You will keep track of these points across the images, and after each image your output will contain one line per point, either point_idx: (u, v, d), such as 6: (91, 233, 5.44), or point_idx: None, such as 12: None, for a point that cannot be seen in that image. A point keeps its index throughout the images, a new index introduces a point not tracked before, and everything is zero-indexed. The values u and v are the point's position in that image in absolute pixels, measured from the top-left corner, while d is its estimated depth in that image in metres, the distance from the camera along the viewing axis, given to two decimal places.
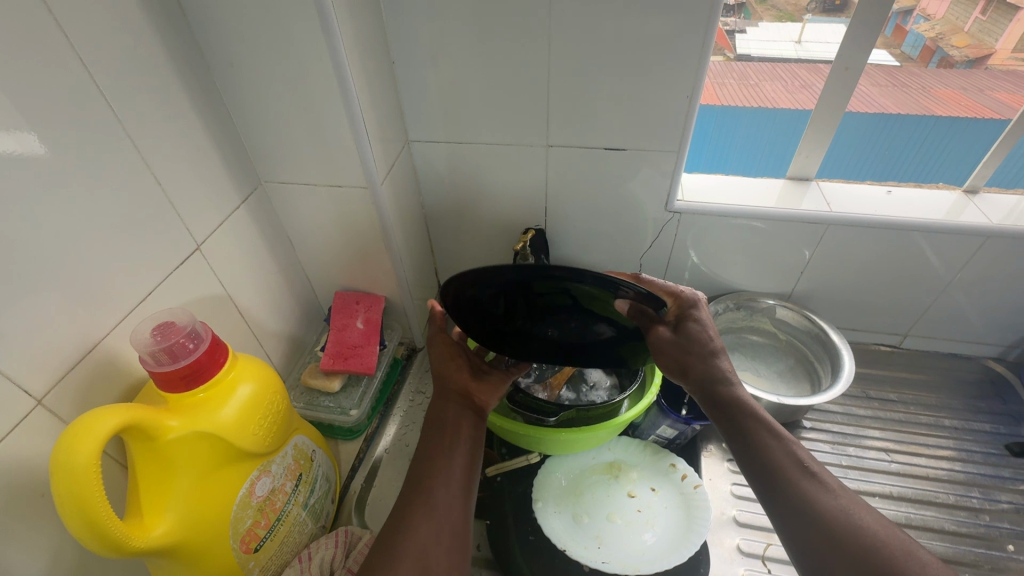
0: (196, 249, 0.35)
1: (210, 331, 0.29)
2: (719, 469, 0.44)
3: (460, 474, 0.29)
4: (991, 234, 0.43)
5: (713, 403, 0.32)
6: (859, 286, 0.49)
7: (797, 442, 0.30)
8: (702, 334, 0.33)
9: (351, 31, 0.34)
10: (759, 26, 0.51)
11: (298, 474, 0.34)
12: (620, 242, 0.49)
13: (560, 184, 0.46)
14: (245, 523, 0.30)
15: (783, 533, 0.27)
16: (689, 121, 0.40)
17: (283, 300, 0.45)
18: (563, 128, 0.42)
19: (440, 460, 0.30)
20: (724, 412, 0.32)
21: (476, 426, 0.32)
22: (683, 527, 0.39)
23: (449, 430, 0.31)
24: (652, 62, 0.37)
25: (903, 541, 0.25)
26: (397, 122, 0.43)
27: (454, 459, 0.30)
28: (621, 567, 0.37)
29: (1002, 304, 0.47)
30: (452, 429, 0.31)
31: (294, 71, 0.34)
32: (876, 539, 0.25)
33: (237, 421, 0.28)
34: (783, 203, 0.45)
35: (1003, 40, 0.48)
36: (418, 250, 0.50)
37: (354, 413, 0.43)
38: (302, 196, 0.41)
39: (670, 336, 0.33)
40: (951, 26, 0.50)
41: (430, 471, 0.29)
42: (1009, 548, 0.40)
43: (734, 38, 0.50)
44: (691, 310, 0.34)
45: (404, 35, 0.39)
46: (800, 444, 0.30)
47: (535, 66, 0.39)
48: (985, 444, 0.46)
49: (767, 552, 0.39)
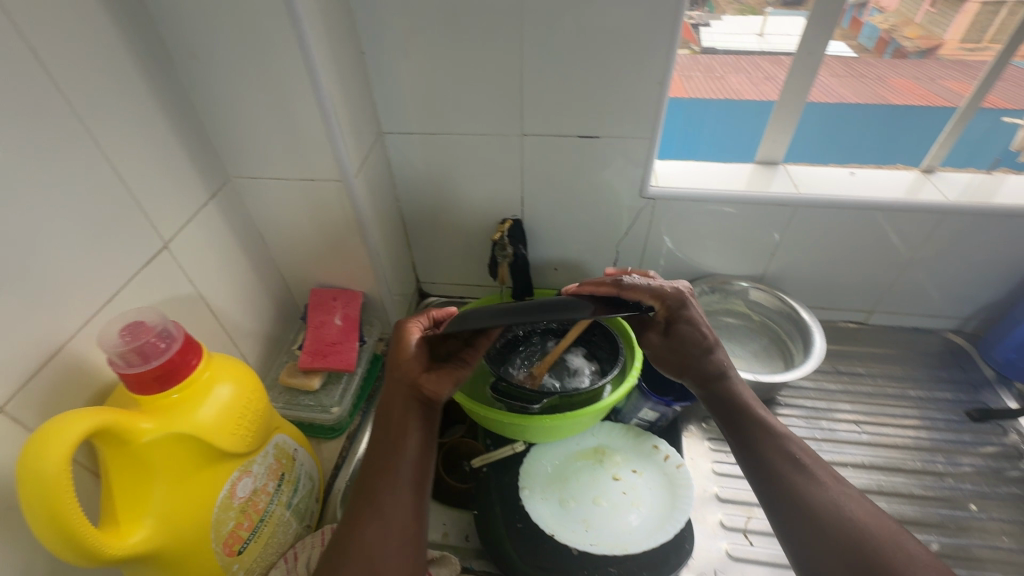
0: (163, 248, 0.34)
1: (182, 330, 0.28)
2: (701, 448, 0.45)
3: (408, 472, 0.30)
4: (948, 211, 0.45)
5: (710, 398, 0.36)
6: (828, 265, 0.51)
7: (793, 436, 0.32)
8: (694, 334, 0.37)
9: (319, 21, 0.33)
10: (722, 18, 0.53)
11: (280, 474, 0.33)
12: (597, 229, 0.50)
13: (535, 174, 0.46)
14: (228, 526, 0.29)
15: (766, 512, 0.30)
16: (660, 109, 0.40)
17: (258, 299, 0.44)
18: (537, 118, 0.42)
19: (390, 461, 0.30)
20: (720, 405, 0.35)
21: (423, 421, 0.32)
22: (667, 506, 0.39)
23: (395, 429, 0.31)
24: (623, 51, 0.38)
25: (889, 529, 0.27)
26: (368, 114, 0.42)
27: (403, 458, 0.30)
28: (609, 547, 0.37)
29: (960, 277, 0.50)
30: (401, 425, 0.31)
31: (261, 62, 0.33)
32: (859, 527, 0.27)
33: (215, 422, 0.27)
34: (753, 186, 0.47)
35: (952, 31, 0.50)
36: (395, 244, 0.50)
37: (334, 410, 0.43)
38: (274, 191, 0.40)
39: (660, 341, 0.38)
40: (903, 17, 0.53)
41: (379, 473, 0.30)
42: (972, 508, 0.42)
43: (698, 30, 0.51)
44: (680, 310, 0.37)
45: (374, 24, 0.38)
46: (795, 439, 0.32)
47: (507, 55, 0.39)
48: (948, 411, 0.49)
49: (748, 526, 0.40)
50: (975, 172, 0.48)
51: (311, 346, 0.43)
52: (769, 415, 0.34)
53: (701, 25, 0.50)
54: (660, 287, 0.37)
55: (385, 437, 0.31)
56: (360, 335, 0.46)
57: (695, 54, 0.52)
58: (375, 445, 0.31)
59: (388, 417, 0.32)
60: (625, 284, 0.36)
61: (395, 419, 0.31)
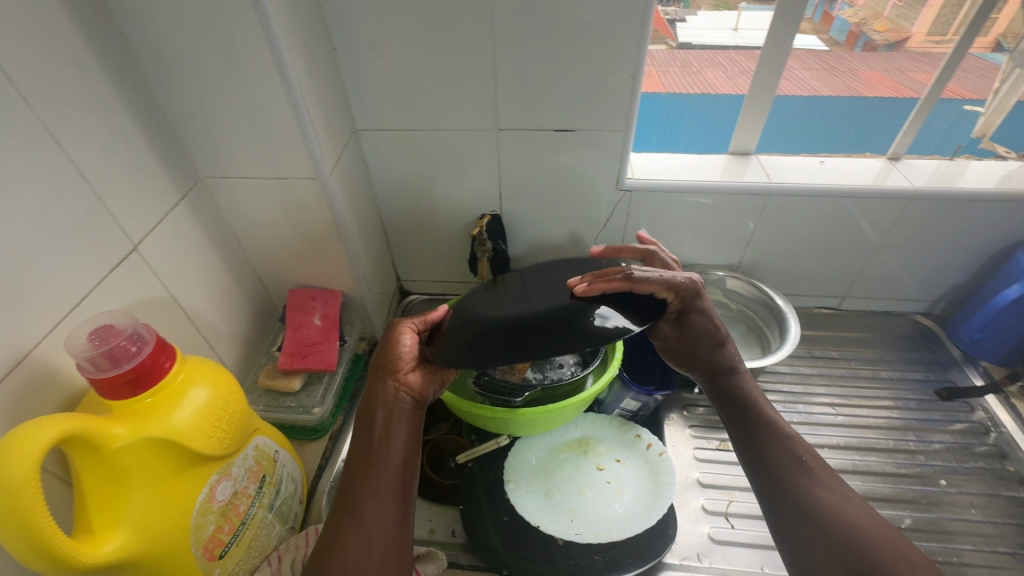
0: (132, 250, 0.33)
1: (154, 333, 0.27)
2: (682, 436, 0.46)
3: (390, 477, 0.30)
4: (913, 196, 0.46)
5: (720, 395, 0.37)
6: (801, 252, 0.52)
7: (800, 441, 0.33)
8: (706, 325, 0.37)
9: (288, 17, 0.33)
10: (699, 15, 0.55)
11: (261, 476, 0.33)
12: (575, 222, 0.50)
13: (512, 168, 0.46)
14: (208, 530, 0.29)
15: (763, 508, 0.31)
16: (634, 101, 0.41)
17: (234, 300, 0.43)
18: (513, 112, 0.42)
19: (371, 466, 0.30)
20: (728, 403, 0.36)
21: (409, 426, 0.32)
22: (650, 494, 0.40)
23: (378, 435, 0.31)
24: (596, 44, 0.38)
25: (891, 539, 0.27)
26: (342, 111, 0.42)
27: (385, 463, 0.30)
28: (593, 537, 0.38)
29: (926, 261, 0.51)
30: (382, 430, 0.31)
31: (230, 59, 0.32)
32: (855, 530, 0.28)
33: (192, 425, 0.27)
34: (727, 176, 0.47)
35: (919, 24, 0.49)
36: (374, 242, 0.50)
37: (316, 411, 0.42)
38: (247, 191, 0.40)
39: (671, 331, 0.38)
40: (872, 11, 0.55)
41: (359, 480, 0.30)
42: (942, 483, 0.43)
43: (674, 26, 0.53)
44: (694, 300, 0.36)
45: (345, 20, 0.38)
46: (802, 443, 0.33)
47: (481, 49, 0.39)
48: (918, 391, 0.50)
49: (729, 509, 0.41)
50: (938, 158, 0.49)
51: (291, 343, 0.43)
52: (778, 417, 0.35)
53: (677, 21, 0.51)
54: (674, 279, 0.35)
55: (366, 441, 0.31)
56: (341, 334, 0.46)
57: (671, 49, 0.54)
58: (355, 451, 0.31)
59: (370, 421, 0.32)
60: (636, 277, 0.34)
61: (376, 424, 0.32)
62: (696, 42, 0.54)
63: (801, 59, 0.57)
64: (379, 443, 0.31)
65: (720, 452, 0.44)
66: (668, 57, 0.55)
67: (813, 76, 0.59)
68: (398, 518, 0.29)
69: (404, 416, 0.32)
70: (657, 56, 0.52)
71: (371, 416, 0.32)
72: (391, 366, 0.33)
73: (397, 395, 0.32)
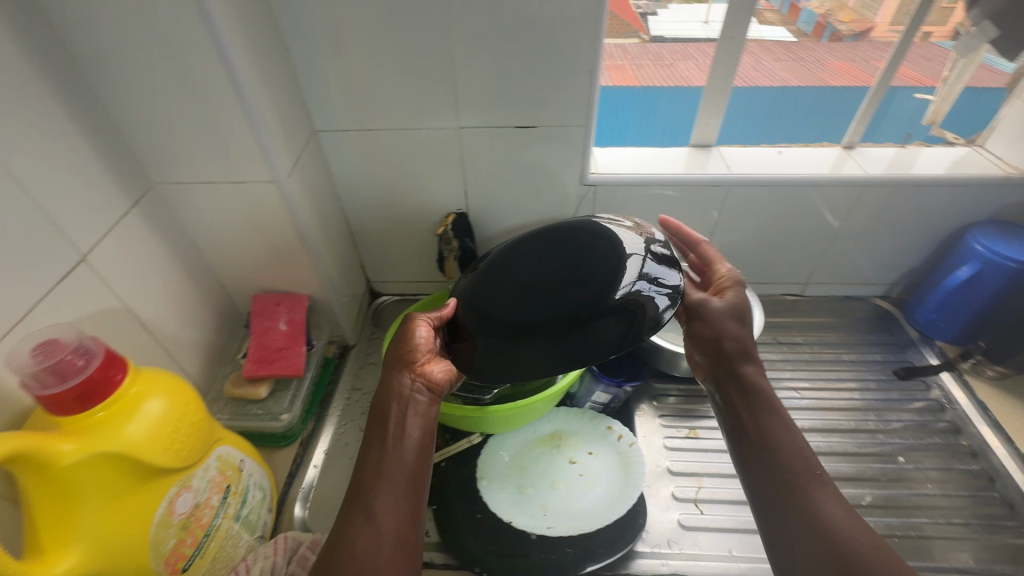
0: (81, 260, 0.32)
1: (103, 345, 0.27)
2: (653, 425, 0.46)
3: (404, 470, 0.29)
4: (866, 183, 0.48)
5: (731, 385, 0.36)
6: (764, 242, 0.53)
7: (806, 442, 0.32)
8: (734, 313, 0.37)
9: (235, 17, 0.32)
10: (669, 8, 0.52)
11: (225, 486, 0.32)
12: (542, 219, 0.50)
13: (477, 167, 0.46)
14: (168, 544, 0.28)
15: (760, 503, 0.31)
16: (592, 97, 0.41)
17: (195, 308, 0.42)
18: (473, 110, 0.42)
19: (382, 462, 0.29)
20: (740, 393, 0.35)
21: (425, 417, 0.32)
22: (621, 483, 0.41)
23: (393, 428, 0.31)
24: (552, 40, 0.38)
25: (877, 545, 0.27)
26: (299, 112, 0.41)
27: (398, 458, 0.30)
28: (566, 530, 0.38)
29: (883, 246, 0.53)
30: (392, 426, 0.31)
31: (177, 61, 0.32)
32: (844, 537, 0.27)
33: (147, 438, 0.26)
34: (689, 168, 0.48)
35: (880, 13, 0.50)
36: (339, 244, 0.49)
37: (285, 417, 0.42)
38: (203, 196, 0.39)
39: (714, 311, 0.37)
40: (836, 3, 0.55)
41: (369, 476, 0.29)
42: (900, 460, 0.45)
43: (647, 21, 0.52)
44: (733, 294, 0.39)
45: (297, 19, 0.37)
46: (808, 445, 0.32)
47: (438, 47, 0.39)
48: (878, 371, 0.52)
49: (698, 495, 0.42)
50: (892, 146, 0.51)
51: (260, 342, 0.43)
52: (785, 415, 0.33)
53: (649, 14, 0.52)
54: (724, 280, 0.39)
55: (378, 437, 0.31)
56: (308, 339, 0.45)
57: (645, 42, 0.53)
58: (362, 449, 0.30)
59: (380, 417, 0.31)
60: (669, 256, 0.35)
61: (385, 420, 0.31)
62: (666, 34, 0.52)
63: (769, 48, 0.57)
64: (390, 439, 0.30)
65: (688, 440, 0.45)
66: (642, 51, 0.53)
67: (783, 67, 0.58)
68: (412, 511, 0.28)
69: (418, 411, 0.32)
70: (629, 51, 0.52)
71: (382, 414, 0.32)
72: (407, 358, 0.34)
73: (412, 386, 0.33)
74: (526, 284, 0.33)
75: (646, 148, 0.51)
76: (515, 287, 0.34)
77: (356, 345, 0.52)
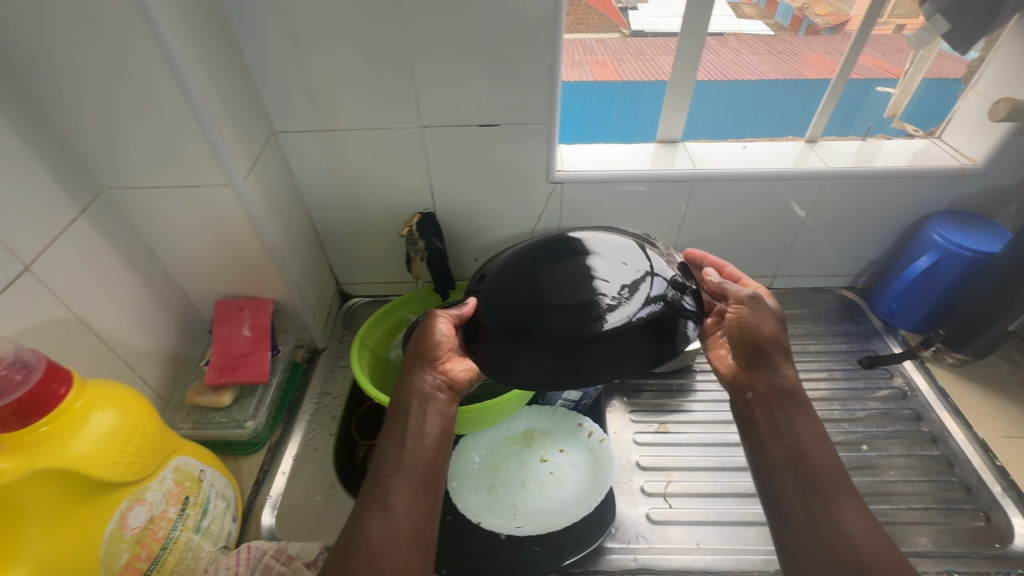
0: (25, 270, 0.31)
1: (44, 358, 0.26)
2: (623, 421, 0.47)
3: (417, 468, 0.31)
4: (829, 176, 0.48)
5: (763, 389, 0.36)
6: (732, 235, 0.54)
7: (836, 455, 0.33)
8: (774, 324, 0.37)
9: (180, 17, 0.31)
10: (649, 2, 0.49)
11: (183, 498, 0.32)
12: (509, 217, 0.50)
13: (441, 167, 0.46)
14: (121, 559, 0.28)
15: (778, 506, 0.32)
16: (554, 94, 0.41)
17: (153, 315, 0.41)
18: (436, 109, 0.42)
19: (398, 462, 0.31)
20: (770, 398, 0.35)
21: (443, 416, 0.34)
22: (592, 479, 0.41)
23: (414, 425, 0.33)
24: (510, 38, 0.38)
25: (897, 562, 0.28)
26: (255, 113, 0.40)
27: (412, 456, 0.32)
28: (536, 528, 0.38)
29: (848, 237, 0.54)
30: (407, 426, 0.33)
31: (119, 63, 0.31)
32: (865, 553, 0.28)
33: (94, 451, 0.26)
34: (656, 164, 0.48)
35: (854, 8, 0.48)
36: (304, 247, 0.48)
37: (249, 425, 0.42)
38: (158, 200, 0.38)
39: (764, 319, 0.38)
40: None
41: (387, 471, 0.31)
42: (864, 448, 0.46)
43: (628, 14, 0.52)
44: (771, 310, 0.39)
45: (248, 19, 0.37)
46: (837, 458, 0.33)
47: (396, 46, 0.38)
48: (844, 360, 0.53)
49: (667, 490, 0.42)
50: (853, 139, 0.52)
51: (222, 347, 0.42)
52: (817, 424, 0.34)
53: (630, 8, 0.51)
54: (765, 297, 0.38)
55: (395, 434, 0.32)
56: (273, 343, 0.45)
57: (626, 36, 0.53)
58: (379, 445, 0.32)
59: (399, 414, 0.33)
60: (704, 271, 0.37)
61: (402, 418, 0.33)
62: (647, 29, 0.50)
63: (744, 42, 0.57)
64: (407, 435, 0.32)
65: (656, 434, 0.46)
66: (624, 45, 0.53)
67: (761, 60, 0.57)
68: (427, 509, 0.30)
69: (438, 408, 0.34)
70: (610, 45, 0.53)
71: (398, 411, 0.33)
72: (430, 355, 0.35)
73: (433, 383, 0.35)
74: (561, 275, 0.31)
75: (615, 144, 0.51)
76: (546, 273, 0.31)
77: (326, 347, 0.52)
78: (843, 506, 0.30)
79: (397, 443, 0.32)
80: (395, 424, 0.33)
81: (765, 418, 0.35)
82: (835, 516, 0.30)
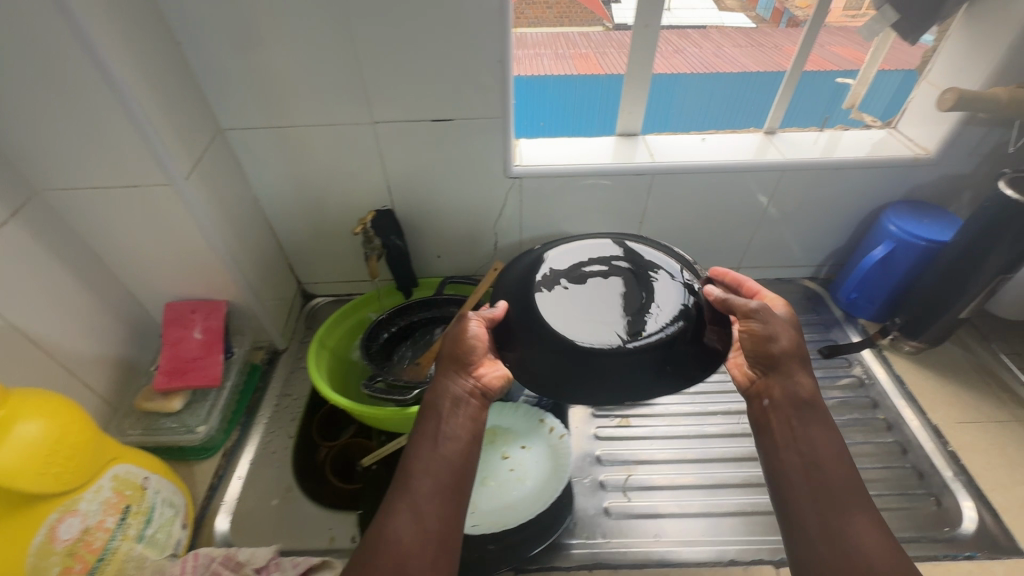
0: None
1: None
2: (584, 418, 0.55)
3: (439, 467, 0.39)
4: (786, 168, 0.53)
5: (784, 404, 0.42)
6: (686, 226, 0.59)
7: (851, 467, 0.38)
8: (797, 344, 0.43)
9: (116, 29, 0.35)
10: None
11: (122, 509, 0.39)
12: (466, 208, 0.55)
13: (393, 161, 0.51)
14: (53, 570, 0.35)
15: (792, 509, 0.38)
16: (506, 83, 0.45)
17: (97, 319, 0.47)
18: (386, 103, 0.46)
19: (426, 465, 0.38)
20: (789, 409, 0.41)
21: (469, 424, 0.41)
22: (548, 475, 0.49)
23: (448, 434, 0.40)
24: (439, 33, 0.42)
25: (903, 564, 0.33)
26: (200, 116, 0.45)
27: (437, 456, 0.39)
28: (494, 526, 0.46)
29: (813, 224, 0.60)
30: (435, 434, 0.40)
31: (51, 82, 0.35)
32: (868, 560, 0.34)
33: (25, 467, 0.32)
34: (619, 157, 0.53)
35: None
36: (256, 249, 0.53)
37: (199, 429, 0.48)
38: (109, 205, 0.42)
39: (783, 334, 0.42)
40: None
41: (418, 471, 0.38)
42: None
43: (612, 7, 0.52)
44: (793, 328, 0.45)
45: (188, 26, 0.41)
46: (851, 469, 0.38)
47: (336, 44, 0.42)
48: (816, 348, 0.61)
49: (626, 484, 0.50)
50: (815, 132, 0.58)
51: (170, 352, 0.49)
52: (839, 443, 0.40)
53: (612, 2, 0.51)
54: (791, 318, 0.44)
55: (423, 432, 0.40)
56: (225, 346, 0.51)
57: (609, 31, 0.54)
58: (411, 446, 0.40)
59: (433, 416, 0.41)
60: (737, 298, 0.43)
61: (430, 422, 0.41)
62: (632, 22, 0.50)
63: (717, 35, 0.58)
64: (439, 437, 0.40)
65: (619, 428, 0.54)
66: (607, 39, 0.55)
67: (744, 52, 0.58)
68: (444, 505, 0.37)
69: (468, 411, 0.42)
70: (595, 39, 0.55)
71: (432, 415, 0.41)
72: (464, 359, 0.43)
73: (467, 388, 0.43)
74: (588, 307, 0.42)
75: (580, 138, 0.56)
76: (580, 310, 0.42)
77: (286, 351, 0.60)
78: (856, 519, 0.36)
79: (425, 448, 0.39)
80: (426, 421, 0.41)
81: (782, 425, 0.41)
82: (848, 526, 0.35)
